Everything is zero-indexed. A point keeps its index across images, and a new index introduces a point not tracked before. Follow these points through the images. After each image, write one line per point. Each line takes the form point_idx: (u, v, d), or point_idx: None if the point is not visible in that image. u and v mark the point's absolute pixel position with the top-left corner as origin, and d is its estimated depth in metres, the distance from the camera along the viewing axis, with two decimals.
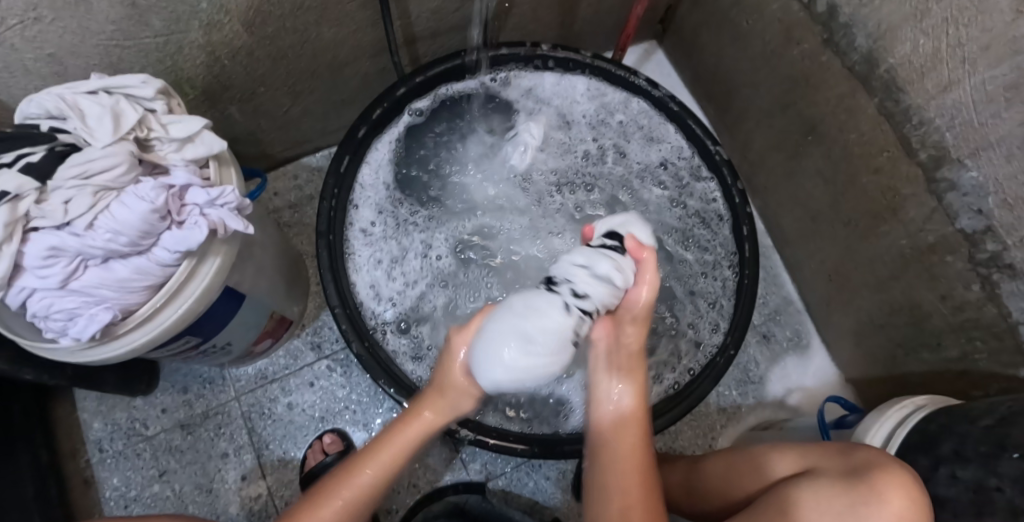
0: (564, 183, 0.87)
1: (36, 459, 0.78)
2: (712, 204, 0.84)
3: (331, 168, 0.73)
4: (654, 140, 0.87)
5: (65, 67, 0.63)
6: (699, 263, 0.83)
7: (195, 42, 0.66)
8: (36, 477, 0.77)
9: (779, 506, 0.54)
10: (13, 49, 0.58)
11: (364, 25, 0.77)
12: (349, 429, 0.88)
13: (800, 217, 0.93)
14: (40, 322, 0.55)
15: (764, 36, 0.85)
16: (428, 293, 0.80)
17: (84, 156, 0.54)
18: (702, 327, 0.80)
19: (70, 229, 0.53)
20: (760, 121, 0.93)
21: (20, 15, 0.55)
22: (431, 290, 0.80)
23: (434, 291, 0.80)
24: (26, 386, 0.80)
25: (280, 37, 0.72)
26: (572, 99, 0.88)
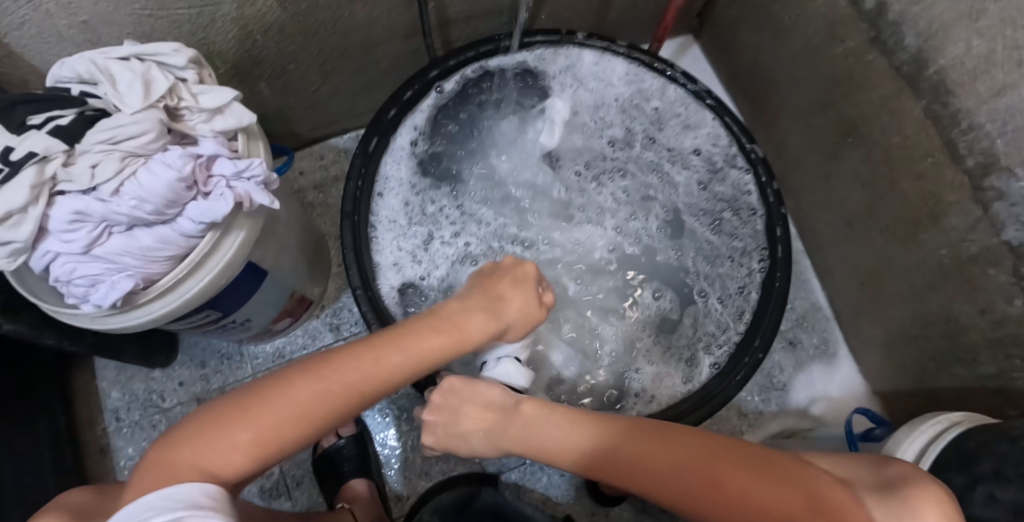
0: (598, 173, 0.86)
1: (53, 424, 0.79)
2: (745, 195, 0.80)
3: (358, 148, 0.73)
4: (690, 126, 0.83)
5: (99, 35, 0.63)
6: (726, 247, 0.81)
7: (228, 15, 0.66)
8: (53, 440, 0.78)
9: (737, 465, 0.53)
10: (48, 14, 0.58)
11: (397, 6, 0.75)
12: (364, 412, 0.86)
13: (834, 221, 0.90)
14: (63, 287, 0.54)
15: (806, 32, 0.82)
16: (458, 270, 0.79)
17: (112, 122, 0.53)
18: (729, 318, 0.77)
19: (93, 192, 0.52)
20: (797, 121, 0.90)
21: None
22: (461, 268, 0.79)
23: (465, 268, 0.79)
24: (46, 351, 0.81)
25: (313, 13, 0.71)
26: (608, 82, 0.84)
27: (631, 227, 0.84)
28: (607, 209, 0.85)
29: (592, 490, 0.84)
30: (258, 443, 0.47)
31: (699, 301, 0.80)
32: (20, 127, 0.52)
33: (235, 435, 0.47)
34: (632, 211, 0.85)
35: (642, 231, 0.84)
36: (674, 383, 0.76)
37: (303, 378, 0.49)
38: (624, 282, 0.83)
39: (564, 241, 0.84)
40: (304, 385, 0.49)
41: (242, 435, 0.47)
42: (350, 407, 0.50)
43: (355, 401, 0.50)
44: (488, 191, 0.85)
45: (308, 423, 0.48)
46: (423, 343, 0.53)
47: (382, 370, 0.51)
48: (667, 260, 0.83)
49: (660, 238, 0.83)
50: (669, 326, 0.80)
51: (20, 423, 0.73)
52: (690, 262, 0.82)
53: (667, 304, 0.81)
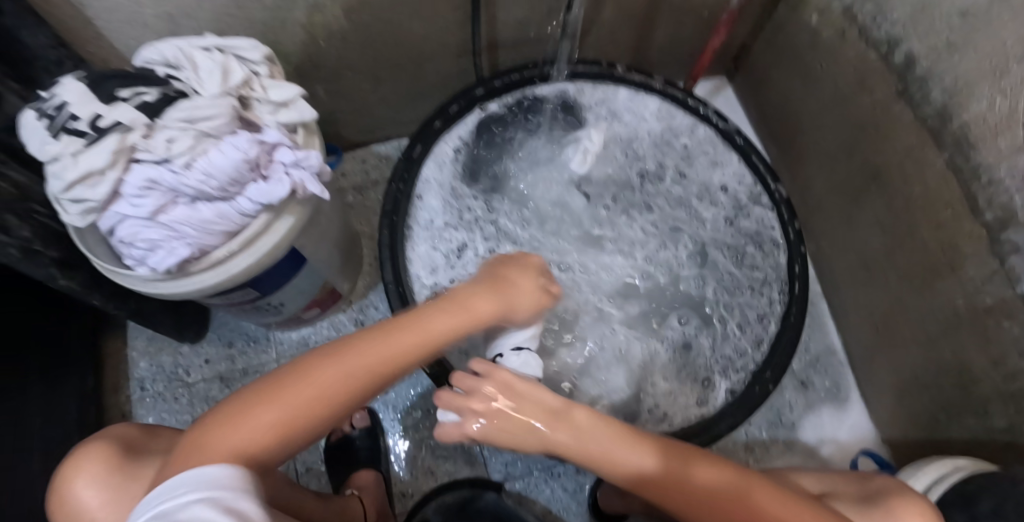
0: (627, 204, 0.87)
1: (82, 384, 0.83)
2: (769, 230, 0.83)
3: (403, 154, 0.79)
4: (717, 163, 0.86)
5: (180, 27, 0.72)
6: (747, 279, 0.82)
7: (298, 21, 0.73)
8: (80, 399, 0.82)
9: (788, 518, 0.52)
10: (138, 4, 0.67)
11: (452, 25, 0.81)
12: (378, 407, 0.88)
13: (853, 266, 0.92)
14: (124, 248, 0.59)
15: (836, 81, 0.85)
16: None
17: (191, 103, 0.58)
18: (747, 347, 0.79)
19: (165, 163, 0.56)
20: (822, 165, 0.93)
21: None
22: None
23: None
24: (85, 313, 0.86)
25: (374, 25, 0.77)
26: (643, 117, 0.87)
27: (661, 258, 0.85)
28: (637, 241, 0.86)
29: (593, 509, 0.85)
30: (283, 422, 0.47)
31: (720, 330, 0.81)
32: (110, 98, 0.57)
33: (258, 417, 0.46)
34: (658, 243, 0.86)
35: (670, 263, 0.85)
36: (691, 408, 0.76)
37: (314, 365, 0.49)
38: (644, 310, 0.84)
39: (592, 266, 0.85)
40: (315, 371, 0.49)
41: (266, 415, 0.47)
42: (368, 385, 0.51)
43: (372, 378, 0.50)
44: (521, 211, 0.87)
45: (327, 402, 0.49)
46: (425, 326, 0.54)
47: (394, 346, 0.52)
48: (688, 289, 0.84)
49: (683, 269, 0.85)
50: (687, 353, 0.80)
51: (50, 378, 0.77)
52: (712, 295, 0.83)
53: (690, 329, 0.82)
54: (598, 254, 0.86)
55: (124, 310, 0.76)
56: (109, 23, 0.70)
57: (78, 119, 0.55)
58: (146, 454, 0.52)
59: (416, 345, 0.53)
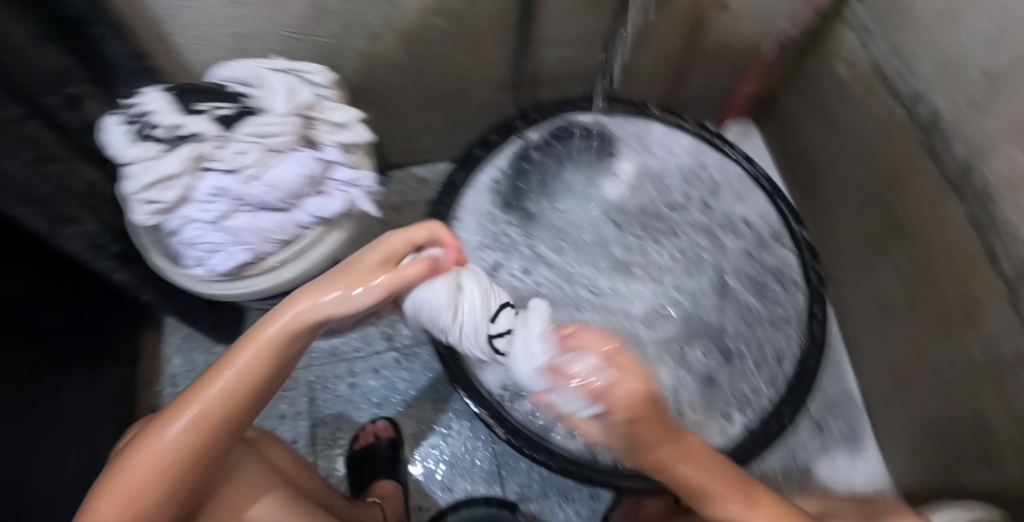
0: (653, 233, 0.91)
1: (121, 374, 0.87)
2: (789, 269, 0.85)
3: (448, 179, 0.85)
4: (742, 199, 0.90)
5: (250, 47, 0.78)
6: (768, 314, 0.85)
7: (355, 49, 0.81)
8: (118, 389, 0.86)
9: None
10: (214, 24, 0.74)
11: (498, 59, 0.86)
12: (402, 419, 0.90)
13: (872, 312, 0.94)
14: (184, 249, 0.63)
15: (861, 131, 0.89)
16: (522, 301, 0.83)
17: (261, 120, 0.62)
18: (763, 382, 0.81)
19: (232, 172, 0.61)
20: (845, 212, 0.96)
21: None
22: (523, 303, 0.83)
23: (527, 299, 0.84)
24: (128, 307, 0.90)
25: (425, 55, 0.83)
26: (674, 152, 0.91)
27: (687, 287, 0.88)
28: (664, 269, 0.89)
29: None
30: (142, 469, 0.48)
31: (738, 361, 0.83)
32: (187, 109, 0.61)
33: (107, 499, 0.47)
34: (682, 272, 0.89)
35: (693, 292, 0.87)
36: (709, 436, 0.78)
37: (154, 434, 0.48)
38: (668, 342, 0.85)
39: (619, 292, 0.88)
40: (156, 440, 0.48)
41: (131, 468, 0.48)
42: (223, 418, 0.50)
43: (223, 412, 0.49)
44: (554, 235, 0.90)
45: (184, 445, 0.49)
46: (247, 354, 0.49)
47: (242, 375, 0.49)
48: (710, 318, 0.86)
49: (707, 300, 0.87)
50: (709, 384, 0.83)
51: (89, 370, 0.81)
52: (732, 326, 0.85)
53: (713, 363, 0.84)
54: (628, 282, 0.89)
55: (164, 303, 0.81)
56: (186, 41, 0.75)
57: (158, 127, 0.60)
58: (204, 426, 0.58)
59: (239, 377, 0.49)
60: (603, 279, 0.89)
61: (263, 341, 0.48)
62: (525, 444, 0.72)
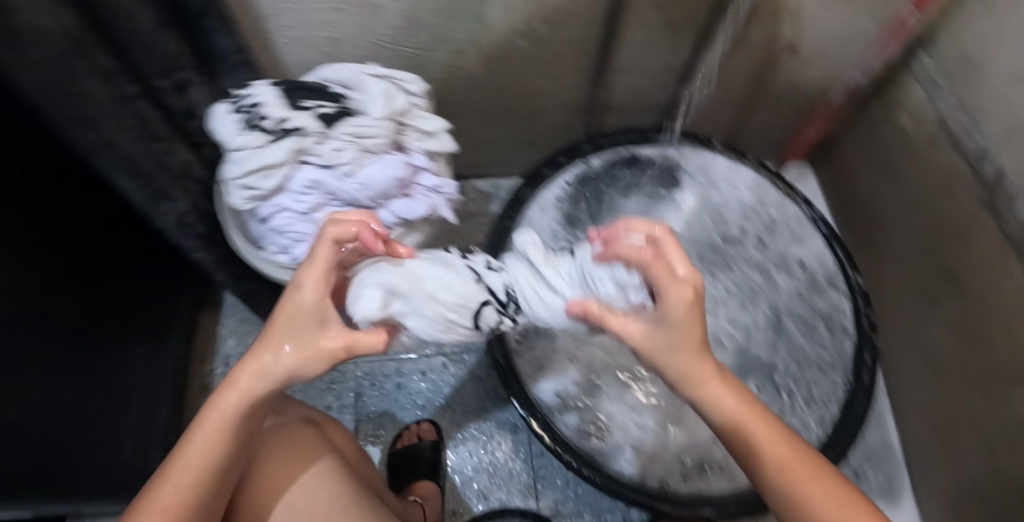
0: (710, 264, 0.92)
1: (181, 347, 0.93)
2: (841, 315, 0.87)
3: (513, 194, 0.88)
4: (800, 241, 0.91)
5: (343, 51, 0.82)
6: (818, 357, 0.86)
7: (440, 63, 0.85)
8: (179, 360, 0.92)
9: (865, 510, 0.45)
10: (314, 27, 0.78)
11: (571, 82, 0.91)
12: (444, 424, 0.92)
13: (920, 365, 0.94)
14: (274, 234, 0.68)
15: (923, 184, 0.90)
16: None
17: (359, 120, 0.65)
18: (810, 422, 0.81)
19: (327, 169, 0.64)
20: (898, 263, 0.97)
21: (330, 4, 0.74)
22: None
23: None
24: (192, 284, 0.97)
25: (504, 74, 0.88)
26: (735, 186, 0.93)
27: (743, 321, 0.88)
28: (721, 301, 0.90)
29: None
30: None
31: (785, 400, 0.84)
32: (294, 103, 0.65)
33: None
34: (735, 305, 0.90)
35: (744, 326, 0.88)
36: None
37: None
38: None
39: None
40: None
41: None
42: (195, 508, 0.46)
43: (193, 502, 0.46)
44: None
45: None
46: (206, 428, 0.47)
47: (203, 448, 0.47)
48: (760, 354, 0.87)
49: (760, 335, 0.88)
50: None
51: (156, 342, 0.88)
52: (780, 364, 0.86)
53: (768, 397, 0.84)
54: None
55: (234, 284, 0.87)
56: (287, 41, 0.80)
57: (268, 118, 0.63)
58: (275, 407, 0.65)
59: (204, 453, 0.47)
60: None
61: (219, 409, 0.47)
62: (569, 455, 0.73)
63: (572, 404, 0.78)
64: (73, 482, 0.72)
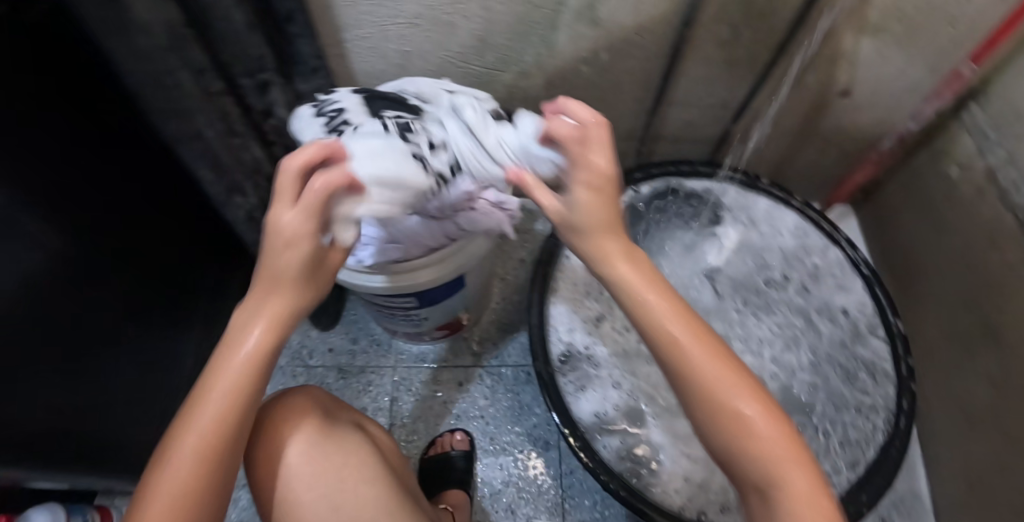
0: (751, 304, 0.95)
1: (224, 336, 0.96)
2: (881, 361, 0.87)
3: None
4: (843, 287, 0.91)
5: (413, 64, 0.85)
6: (856, 402, 0.86)
7: (504, 83, 0.88)
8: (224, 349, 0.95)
9: (797, 447, 0.46)
10: (388, 40, 0.81)
11: (626, 111, 0.94)
12: (476, 434, 0.93)
13: (954, 416, 0.93)
14: None
15: (966, 235, 0.91)
16: (614, 344, 0.85)
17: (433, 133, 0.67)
18: (845, 465, 0.82)
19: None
20: (937, 311, 0.98)
21: (407, 20, 0.77)
22: (614, 349, 0.84)
23: (620, 342, 0.85)
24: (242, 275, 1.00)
25: (565, 98, 0.91)
26: (778, 230, 0.95)
27: (785, 359, 0.91)
28: (764, 341, 0.93)
29: None
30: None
31: (823, 441, 0.85)
32: (376, 113, 0.67)
33: None
34: (776, 348, 0.92)
35: (785, 366, 0.91)
36: None
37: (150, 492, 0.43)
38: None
39: None
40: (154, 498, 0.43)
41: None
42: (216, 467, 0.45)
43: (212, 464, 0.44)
44: None
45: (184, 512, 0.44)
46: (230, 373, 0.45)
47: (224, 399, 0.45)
48: (800, 392, 0.89)
49: (799, 377, 0.90)
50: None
51: (205, 329, 0.92)
52: (820, 405, 0.88)
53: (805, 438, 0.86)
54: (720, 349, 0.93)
55: None
56: (361, 53, 0.83)
57: (348, 124, 0.66)
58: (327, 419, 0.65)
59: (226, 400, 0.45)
60: None
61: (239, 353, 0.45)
62: (607, 476, 0.73)
63: (610, 427, 0.79)
64: (95, 455, 0.76)
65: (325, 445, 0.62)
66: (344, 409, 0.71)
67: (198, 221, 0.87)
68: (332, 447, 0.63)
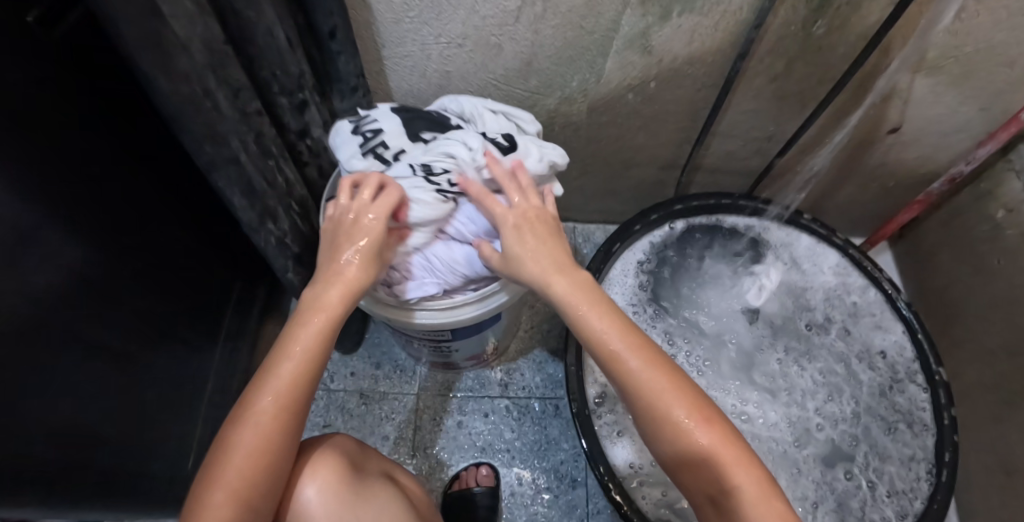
0: (791, 349, 0.90)
1: (246, 357, 0.93)
2: (921, 408, 0.85)
3: (604, 246, 0.90)
4: (883, 330, 0.89)
5: (454, 85, 0.82)
6: (897, 451, 0.83)
7: (546, 107, 0.85)
8: (244, 370, 0.92)
9: (734, 450, 0.51)
10: (428, 59, 0.77)
11: (668, 140, 0.91)
12: (501, 468, 0.89)
13: (992, 467, 0.90)
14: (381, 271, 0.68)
15: (1014, 282, 0.89)
16: None
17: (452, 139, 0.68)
18: (890, 517, 0.79)
19: (430, 183, 0.64)
20: (977, 357, 0.95)
21: (452, 40, 0.74)
22: None
23: None
24: (264, 293, 0.97)
25: (607, 126, 0.88)
26: (820, 269, 0.92)
27: (828, 410, 0.87)
28: (807, 391, 0.88)
29: None
30: (236, 497, 0.50)
31: (868, 492, 0.81)
32: (414, 137, 0.70)
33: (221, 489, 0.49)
34: (823, 397, 0.87)
35: (830, 414, 0.86)
36: None
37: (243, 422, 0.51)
38: (806, 468, 0.83)
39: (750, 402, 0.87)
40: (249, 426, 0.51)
41: (223, 495, 0.49)
42: (291, 415, 0.53)
43: (288, 411, 0.52)
44: (691, 329, 0.91)
45: (266, 450, 0.51)
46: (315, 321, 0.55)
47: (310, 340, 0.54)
48: (841, 441, 0.85)
49: (842, 425, 0.86)
50: (841, 508, 0.81)
51: (229, 351, 0.89)
52: (862, 456, 0.83)
53: (851, 487, 0.82)
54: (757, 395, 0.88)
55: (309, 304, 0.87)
56: (401, 73, 0.80)
57: (386, 147, 0.68)
58: (360, 473, 0.62)
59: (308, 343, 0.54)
60: (733, 393, 0.88)
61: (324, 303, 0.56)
62: None
63: (648, 476, 0.76)
64: (124, 490, 0.71)
65: (355, 503, 0.59)
66: (375, 457, 0.68)
67: (223, 240, 0.84)
68: (362, 502, 0.60)
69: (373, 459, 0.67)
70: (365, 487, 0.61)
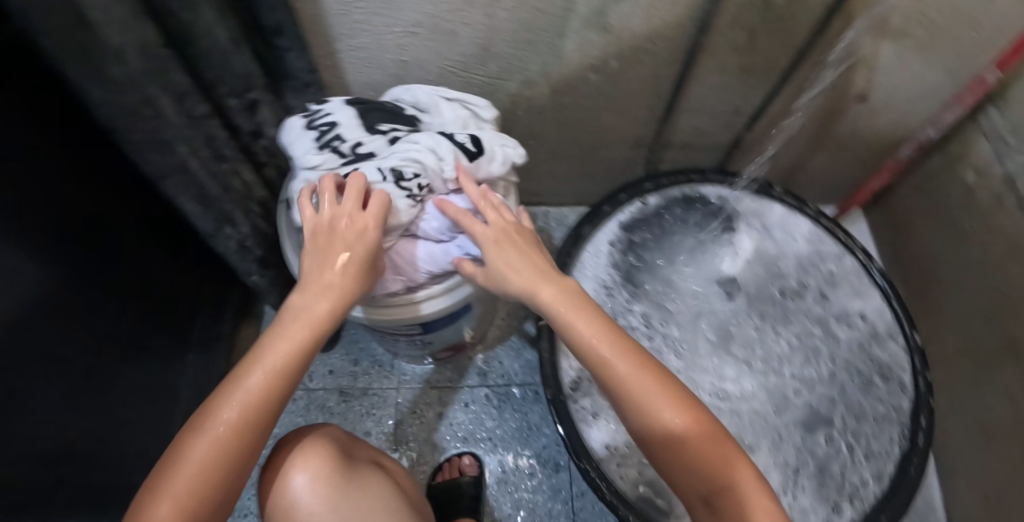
0: (767, 316, 0.90)
1: (221, 360, 0.92)
2: (898, 369, 0.85)
3: (574, 230, 0.89)
4: (859, 295, 0.89)
5: (412, 75, 0.80)
6: (872, 412, 0.84)
7: (507, 92, 0.84)
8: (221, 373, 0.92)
9: (725, 452, 0.50)
10: (383, 49, 0.75)
11: (634, 120, 0.90)
12: (484, 457, 0.90)
13: (971, 429, 0.91)
14: None
15: (986, 245, 0.89)
16: None
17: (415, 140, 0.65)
18: (867, 480, 0.79)
19: (400, 188, 0.61)
20: (953, 322, 0.96)
21: (404, 29, 0.72)
22: None
23: None
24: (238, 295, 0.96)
25: (572, 108, 0.87)
26: (793, 237, 0.92)
27: (806, 374, 0.87)
28: (783, 357, 0.88)
29: None
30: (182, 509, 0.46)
31: (846, 454, 0.82)
32: (371, 129, 0.67)
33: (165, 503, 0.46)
34: (799, 362, 0.88)
35: (805, 379, 0.87)
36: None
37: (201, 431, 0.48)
38: (786, 435, 0.84)
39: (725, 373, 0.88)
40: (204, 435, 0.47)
41: (166, 509, 0.46)
42: (257, 427, 0.49)
43: (254, 423, 0.48)
44: (665, 303, 0.91)
45: (218, 463, 0.47)
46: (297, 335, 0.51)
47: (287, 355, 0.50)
48: (818, 405, 0.85)
49: (819, 389, 0.86)
50: (821, 472, 0.81)
51: (203, 354, 0.89)
52: (840, 418, 0.84)
53: (830, 450, 0.82)
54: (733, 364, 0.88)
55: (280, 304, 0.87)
56: (356, 65, 0.78)
57: (342, 140, 0.65)
58: (353, 460, 0.62)
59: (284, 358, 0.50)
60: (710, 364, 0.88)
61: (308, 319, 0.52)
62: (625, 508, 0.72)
63: (625, 453, 0.76)
64: (85, 498, 0.71)
65: (349, 491, 0.59)
66: (369, 449, 0.68)
67: (190, 244, 0.83)
68: (355, 491, 0.60)
69: (363, 448, 0.67)
70: (358, 475, 0.61)
